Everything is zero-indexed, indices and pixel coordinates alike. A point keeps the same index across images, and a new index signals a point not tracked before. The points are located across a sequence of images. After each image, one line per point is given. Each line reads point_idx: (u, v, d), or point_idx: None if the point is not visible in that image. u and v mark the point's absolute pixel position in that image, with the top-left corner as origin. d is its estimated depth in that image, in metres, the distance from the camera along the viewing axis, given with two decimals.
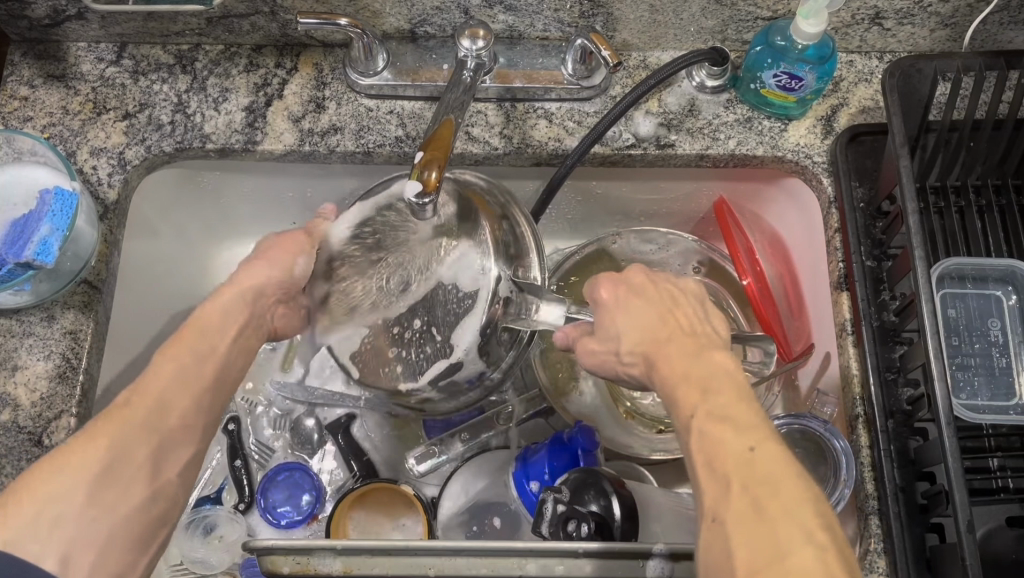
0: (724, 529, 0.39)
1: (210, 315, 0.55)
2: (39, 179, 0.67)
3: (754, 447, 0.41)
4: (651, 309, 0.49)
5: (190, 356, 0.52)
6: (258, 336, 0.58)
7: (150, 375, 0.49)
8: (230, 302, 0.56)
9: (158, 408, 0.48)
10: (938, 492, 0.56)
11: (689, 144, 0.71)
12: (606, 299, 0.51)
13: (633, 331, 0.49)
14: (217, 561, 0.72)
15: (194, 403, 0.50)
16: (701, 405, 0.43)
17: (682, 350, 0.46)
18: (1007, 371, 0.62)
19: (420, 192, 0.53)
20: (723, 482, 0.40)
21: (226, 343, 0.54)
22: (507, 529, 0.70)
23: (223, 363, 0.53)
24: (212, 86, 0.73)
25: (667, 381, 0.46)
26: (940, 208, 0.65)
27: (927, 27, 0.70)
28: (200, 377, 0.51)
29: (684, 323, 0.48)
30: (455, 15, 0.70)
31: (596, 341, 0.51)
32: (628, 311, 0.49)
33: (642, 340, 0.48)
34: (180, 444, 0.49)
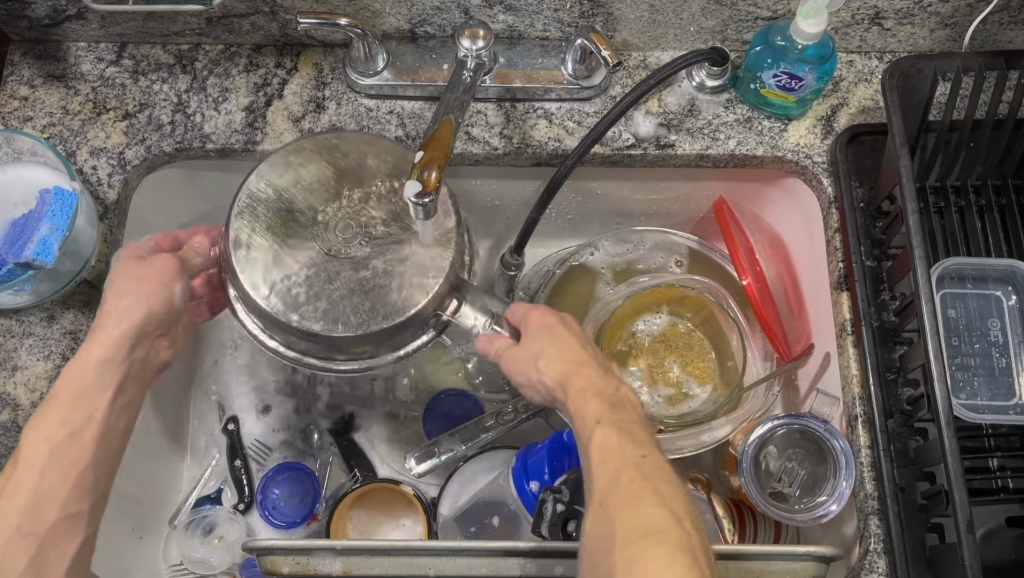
0: (610, 510, 0.46)
1: (77, 384, 0.55)
2: (40, 180, 0.67)
3: (645, 456, 0.49)
4: (575, 341, 0.57)
5: (62, 435, 0.54)
6: (139, 371, 0.59)
7: (21, 473, 0.53)
8: (98, 359, 0.56)
9: (31, 507, 0.52)
10: (938, 492, 0.56)
11: (689, 144, 0.71)
12: (538, 323, 0.58)
13: (554, 352, 0.56)
14: (218, 561, 0.73)
15: (71, 493, 0.54)
16: (606, 415, 0.51)
17: (597, 375, 0.55)
18: (1007, 371, 0.62)
19: (420, 192, 0.52)
20: (616, 473, 0.48)
21: (98, 414, 0.56)
22: (506, 528, 0.71)
23: (96, 432, 0.56)
24: (211, 86, 0.73)
25: (581, 392, 0.53)
26: (940, 208, 0.65)
27: (927, 27, 0.70)
28: (72, 459, 0.54)
29: (595, 356, 0.57)
30: (455, 15, 0.70)
31: (519, 355, 0.57)
32: (554, 333, 0.57)
33: (562, 357, 0.56)
34: (57, 540, 0.53)
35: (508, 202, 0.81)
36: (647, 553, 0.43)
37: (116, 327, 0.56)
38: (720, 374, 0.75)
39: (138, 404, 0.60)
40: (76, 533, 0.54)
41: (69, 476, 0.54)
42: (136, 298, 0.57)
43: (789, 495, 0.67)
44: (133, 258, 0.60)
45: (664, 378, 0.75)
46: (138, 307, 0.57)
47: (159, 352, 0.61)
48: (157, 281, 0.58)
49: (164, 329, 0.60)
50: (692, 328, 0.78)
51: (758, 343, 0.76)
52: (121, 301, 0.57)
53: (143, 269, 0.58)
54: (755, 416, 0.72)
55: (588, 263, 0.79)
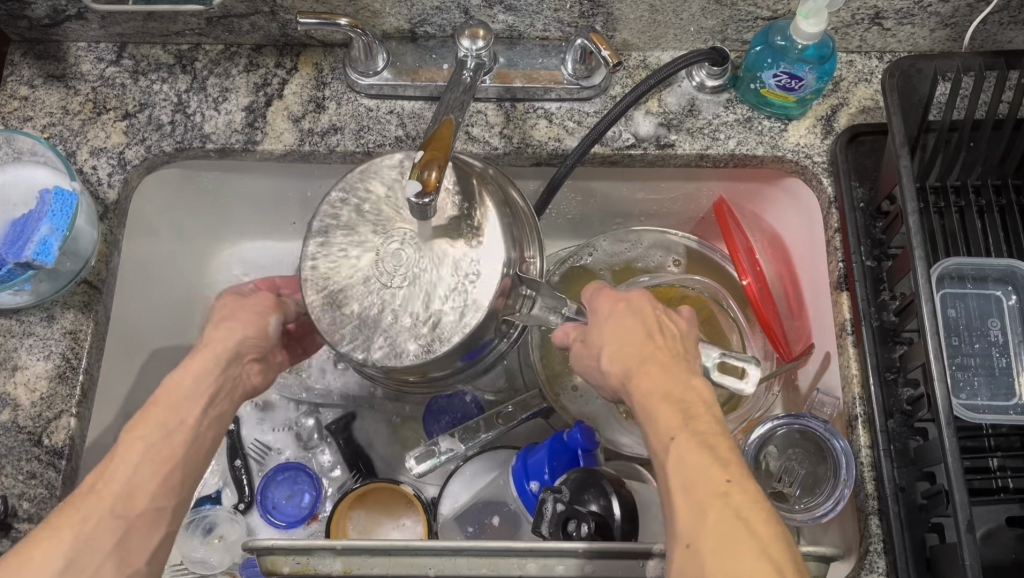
0: (698, 550, 0.43)
1: (179, 387, 0.56)
2: (39, 179, 0.67)
3: (730, 480, 0.45)
4: (641, 330, 0.54)
5: (158, 435, 0.53)
6: (232, 392, 0.59)
7: (118, 459, 0.51)
8: (202, 368, 0.57)
9: (124, 496, 0.50)
10: (938, 492, 0.56)
11: (689, 144, 0.71)
12: (605, 312, 0.56)
13: (618, 345, 0.54)
14: (218, 561, 0.73)
15: (162, 486, 0.52)
16: (681, 429, 0.48)
17: (664, 369, 0.51)
18: (1007, 371, 0.62)
19: (420, 192, 0.52)
20: (699, 505, 0.45)
21: (193, 418, 0.55)
22: (506, 529, 0.71)
23: (189, 437, 0.55)
24: (212, 86, 0.73)
25: (649, 396, 0.50)
26: (940, 208, 0.65)
27: (926, 27, 0.70)
28: (166, 456, 0.53)
29: (663, 344, 0.53)
30: (455, 15, 0.70)
31: (587, 350, 0.56)
32: (617, 326, 0.55)
33: (625, 354, 0.53)
34: (143, 530, 0.51)
35: None
36: None
37: (216, 348, 0.58)
38: None
39: (226, 421, 0.59)
40: (162, 528, 0.52)
41: (164, 469, 0.52)
42: (235, 325, 0.60)
43: (790, 495, 0.67)
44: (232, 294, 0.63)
45: None
46: (237, 333, 0.59)
47: (250, 377, 0.61)
48: (253, 311, 0.61)
49: (259, 356, 0.61)
50: None
51: (758, 343, 0.77)
52: (222, 327, 0.60)
53: (244, 302, 0.62)
54: (755, 415, 0.73)
55: (586, 263, 0.79)
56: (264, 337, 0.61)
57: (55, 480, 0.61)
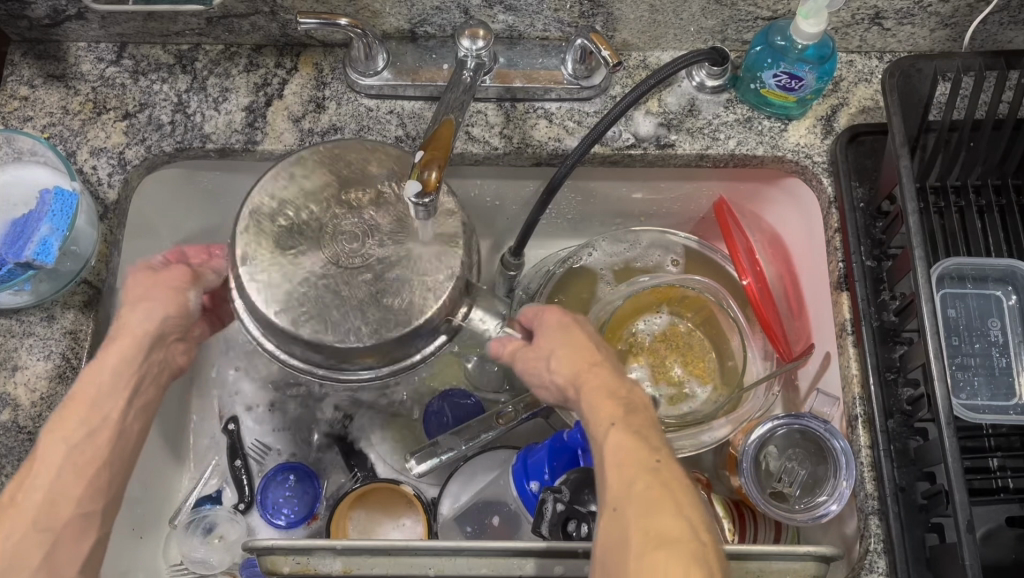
0: (627, 515, 0.49)
1: (95, 385, 0.59)
2: (40, 180, 0.67)
3: (659, 461, 0.52)
4: (588, 341, 0.61)
5: (78, 437, 0.57)
6: (155, 373, 0.64)
7: (41, 468, 0.55)
8: (120, 359, 0.60)
9: (47, 504, 0.55)
10: (938, 492, 0.56)
11: (689, 144, 0.71)
12: (549, 321, 0.62)
13: (564, 350, 0.60)
14: (218, 561, 0.73)
15: (87, 490, 0.57)
16: (619, 419, 0.55)
17: (605, 374, 0.59)
18: (1007, 371, 0.62)
19: (420, 192, 0.52)
20: (629, 477, 0.51)
21: (115, 415, 0.59)
22: (506, 528, 0.71)
23: (110, 436, 0.59)
24: (212, 86, 0.73)
25: (594, 392, 0.57)
26: (940, 208, 0.65)
27: (927, 27, 0.70)
28: (88, 459, 0.57)
29: (606, 357, 0.61)
30: (455, 15, 0.70)
31: (532, 351, 0.61)
32: (569, 335, 0.61)
33: (575, 359, 0.59)
34: (72, 539, 0.56)
35: (508, 202, 0.81)
36: (666, 557, 0.46)
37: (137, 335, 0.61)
38: (720, 374, 0.75)
39: (151, 408, 0.64)
40: (91, 531, 0.57)
41: (89, 473, 0.57)
42: (148, 307, 0.62)
43: (789, 495, 0.67)
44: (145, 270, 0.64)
45: (665, 379, 0.75)
46: (153, 316, 0.62)
47: (174, 356, 0.66)
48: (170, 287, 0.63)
49: (179, 334, 0.65)
50: (692, 328, 0.78)
51: (758, 343, 0.76)
52: (139, 308, 0.62)
53: (159, 277, 0.63)
54: (755, 416, 0.72)
55: (585, 263, 0.79)
56: (183, 316, 0.64)
57: None
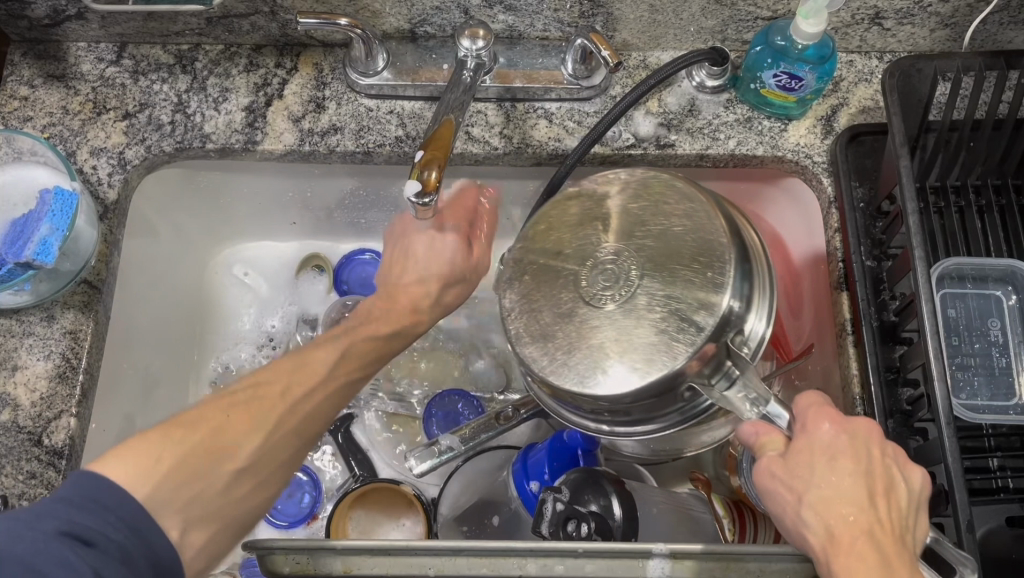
0: None
1: (374, 330, 0.60)
2: (39, 179, 0.67)
3: None
4: (861, 485, 0.48)
5: (338, 365, 0.58)
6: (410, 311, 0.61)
7: (298, 378, 0.56)
8: (391, 314, 0.60)
9: (290, 413, 0.55)
10: (938, 492, 0.56)
11: (689, 144, 0.71)
12: (819, 439, 0.49)
13: (831, 493, 0.48)
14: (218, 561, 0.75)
15: (317, 412, 0.57)
16: None
17: (879, 553, 0.45)
18: (1007, 371, 0.62)
19: (420, 192, 0.53)
20: None
21: (370, 359, 0.59)
22: (506, 528, 0.71)
23: (356, 376, 0.59)
24: (212, 86, 0.73)
25: (850, 577, 0.45)
26: (940, 208, 0.65)
27: (927, 27, 0.70)
28: (333, 386, 0.58)
29: (882, 517, 0.47)
30: (455, 15, 0.70)
31: (787, 473, 0.49)
32: (836, 473, 0.48)
33: (836, 510, 0.47)
34: (290, 447, 0.56)
35: (508, 202, 0.81)
36: None
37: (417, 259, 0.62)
38: None
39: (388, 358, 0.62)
40: (303, 452, 0.58)
41: (334, 392, 0.58)
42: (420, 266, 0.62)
43: None
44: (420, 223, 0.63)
45: None
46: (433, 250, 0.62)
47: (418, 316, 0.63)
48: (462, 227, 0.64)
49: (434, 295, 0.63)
50: None
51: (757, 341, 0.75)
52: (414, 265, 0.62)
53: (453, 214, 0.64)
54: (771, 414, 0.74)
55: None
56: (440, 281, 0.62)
57: (55, 480, 0.60)
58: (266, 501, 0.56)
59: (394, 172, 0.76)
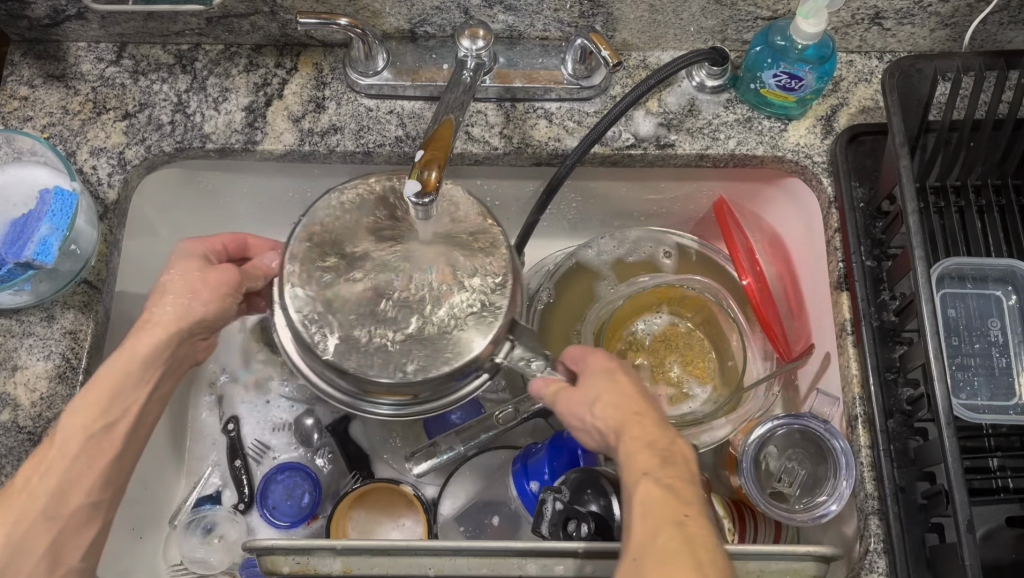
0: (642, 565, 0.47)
1: (118, 374, 0.59)
2: (39, 179, 0.67)
3: (687, 512, 0.50)
4: (631, 387, 0.59)
5: (97, 426, 0.58)
6: (176, 366, 0.65)
7: (55, 458, 0.57)
8: (151, 346, 0.61)
9: (58, 493, 0.56)
10: (938, 492, 0.56)
11: (689, 144, 0.71)
12: (597, 365, 0.61)
13: (606, 402, 0.58)
14: (218, 561, 0.73)
15: (94, 486, 0.58)
16: (653, 468, 0.52)
17: (651, 425, 0.56)
18: (1007, 371, 0.62)
19: (420, 192, 0.53)
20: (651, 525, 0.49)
21: (126, 417, 0.60)
22: (506, 529, 0.71)
23: (126, 431, 0.60)
24: (212, 86, 0.73)
25: (632, 445, 0.54)
26: (940, 208, 0.65)
27: (927, 27, 0.70)
28: (104, 451, 0.59)
29: (654, 408, 0.58)
30: (455, 15, 0.70)
31: (572, 399, 0.59)
32: (615, 384, 0.59)
33: (620, 409, 0.57)
34: (74, 528, 0.57)
35: (508, 201, 0.80)
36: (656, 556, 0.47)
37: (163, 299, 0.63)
38: (720, 374, 0.75)
39: (165, 398, 0.66)
40: (90, 528, 0.58)
41: (94, 471, 0.58)
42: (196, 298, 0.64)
43: (789, 495, 0.67)
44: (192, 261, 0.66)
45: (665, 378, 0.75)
46: (194, 311, 0.63)
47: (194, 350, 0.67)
48: (219, 290, 0.64)
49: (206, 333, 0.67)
50: (692, 329, 0.77)
51: (758, 343, 0.76)
52: (166, 302, 0.63)
53: (207, 275, 0.64)
54: (755, 416, 0.72)
55: (585, 260, 0.78)
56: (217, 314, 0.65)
57: None
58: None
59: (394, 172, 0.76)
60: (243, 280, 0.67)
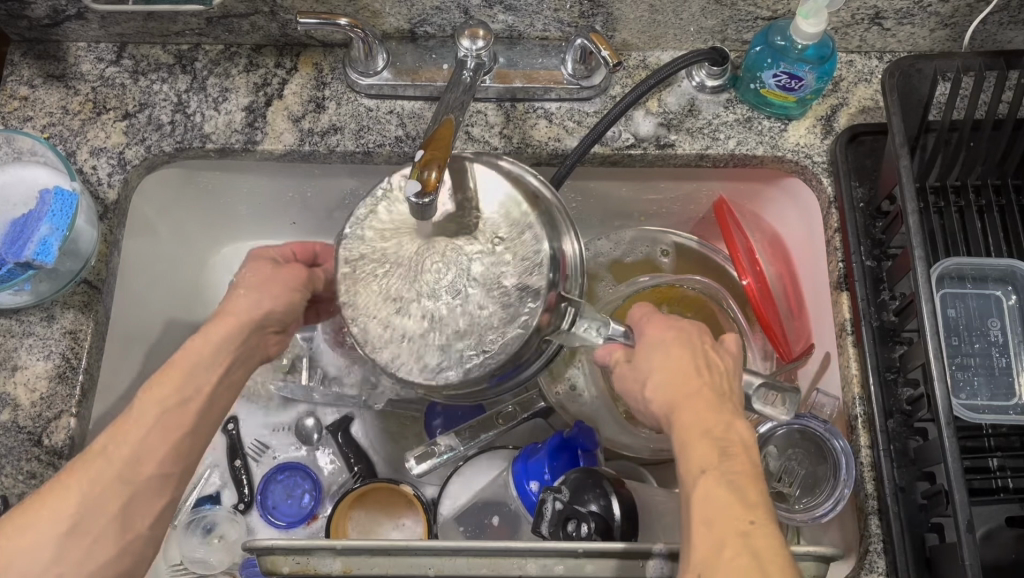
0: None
1: (196, 350, 0.59)
2: (39, 179, 0.67)
3: (752, 521, 0.46)
4: (687, 360, 0.54)
5: (172, 400, 0.57)
6: (245, 358, 0.63)
7: (136, 422, 0.55)
8: (227, 334, 0.60)
9: (132, 460, 0.54)
10: (938, 492, 0.56)
11: (689, 144, 0.71)
12: (651, 336, 0.57)
13: (664, 377, 0.54)
14: (218, 561, 0.73)
15: (167, 458, 0.56)
16: (712, 464, 0.49)
17: (710, 404, 0.52)
18: (1007, 371, 0.62)
19: (420, 192, 0.53)
20: (717, 539, 0.46)
21: (205, 392, 0.59)
22: (506, 529, 0.71)
23: (206, 404, 0.59)
24: (212, 86, 0.73)
25: (686, 428, 0.51)
26: (940, 208, 0.65)
27: (926, 27, 0.70)
28: (179, 423, 0.57)
29: (712, 382, 0.54)
30: (455, 15, 0.70)
31: (628, 373, 0.57)
32: (665, 353, 0.55)
33: (669, 386, 0.54)
34: (147, 496, 0.56)
35: None
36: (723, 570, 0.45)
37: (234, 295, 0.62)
38: None
39: (239, 386, 0.63)
40: (158, 498, 0.56)
41: (168, 441, 0.56)
42: (269, 294, 0.63)
43: (790, 495, 0.67)
44: (262, 259, 0.67)
45: None
46: (262, 304, 0.62)
47: (267, 346, 0.65)
48: (287, 286, 0.64)
49: (280, 327, 0.65)
50: None
51: (758, 343, 0.76)
52: (243, 294, 0.62)
53: (277, 273, 0.65)
54: None
55: (585, 260, 0.78)
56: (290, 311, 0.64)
57: None
58: (138, 554, 0.56)
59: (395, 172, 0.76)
60: (310, 281, 0.68)
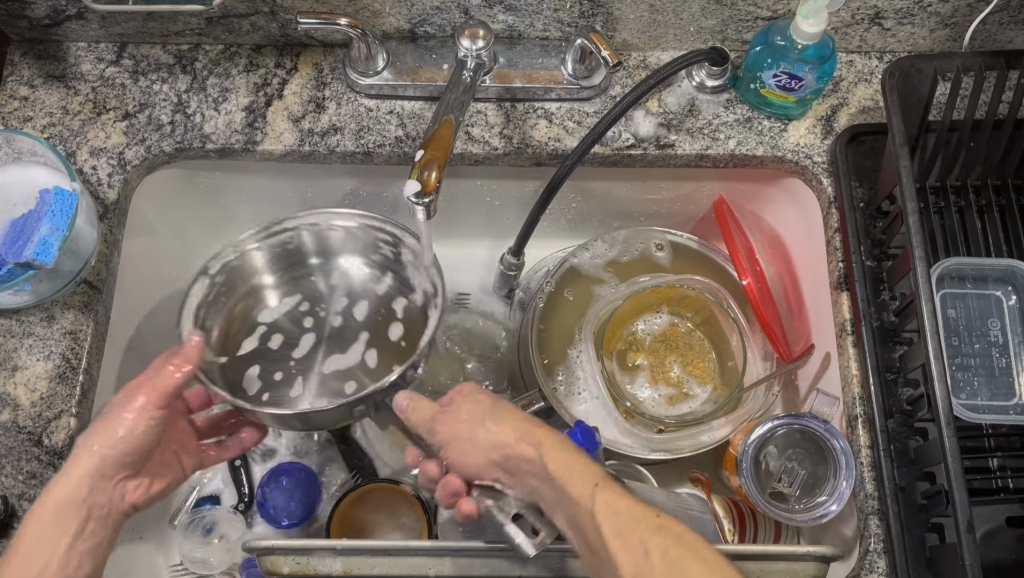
0: None
1: (45, 514, 0.54)
2: (39, 180, 0.67)
3: (659, 515, 0.49)
4: (510, 413, 0.58)
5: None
6: (112, 509, 0.57)
7: None
8: (77, 484, 0.55)
9: None
10: (938, 492, 0.56)
11: (689, 144, 0.71)
12: (461, 409, 0.58)
13: (499, 433, 0.56)
14: (218, 561, 0.72)
15: None
16: (598, 481, 0.52)
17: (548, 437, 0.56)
18: (1007, 371, 0.62)
19: (419, 192, 0.53)
20: (642, 548, 0.47)
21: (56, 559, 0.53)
22: None
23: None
24: (211, 86, 0.73)
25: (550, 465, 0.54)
26: (941, 208, 0.65)
27: (927, 27, 0.70)
28: None
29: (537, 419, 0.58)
30: (455, 15, 0.70)
31: (463, 448, 0.57)
32: (489, 417, 0.57)
33: (510, 439, 0.56)
34: None
35: (508, 202, 0.80)
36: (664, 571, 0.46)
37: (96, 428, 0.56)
38: (720, 374, 0.75)
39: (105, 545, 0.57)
40: None
41: None
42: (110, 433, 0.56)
43: (789, 495, 0.67)
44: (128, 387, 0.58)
45: (665, 378, 0.75)
46: (114, 444, 0.56)
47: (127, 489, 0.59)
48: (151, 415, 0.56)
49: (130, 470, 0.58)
50: (692, 328, 0.77)
51: (758, 343, 0.75)
52: (97, 432, 0.56)
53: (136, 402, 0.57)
54: (755, 416, 0.72)
55: (584, 260, 0.78)
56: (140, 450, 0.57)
57: None
58: None
59: (394, 172, 0.76)
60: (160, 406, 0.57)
